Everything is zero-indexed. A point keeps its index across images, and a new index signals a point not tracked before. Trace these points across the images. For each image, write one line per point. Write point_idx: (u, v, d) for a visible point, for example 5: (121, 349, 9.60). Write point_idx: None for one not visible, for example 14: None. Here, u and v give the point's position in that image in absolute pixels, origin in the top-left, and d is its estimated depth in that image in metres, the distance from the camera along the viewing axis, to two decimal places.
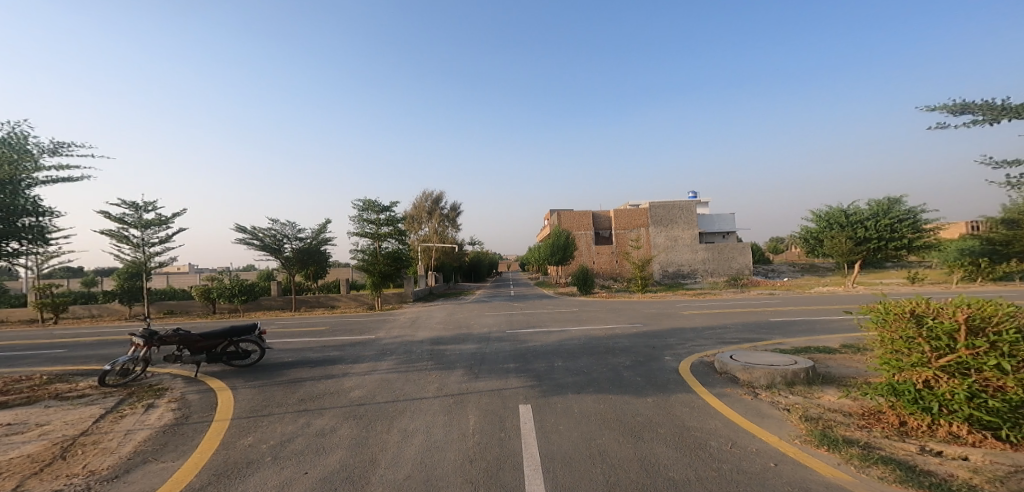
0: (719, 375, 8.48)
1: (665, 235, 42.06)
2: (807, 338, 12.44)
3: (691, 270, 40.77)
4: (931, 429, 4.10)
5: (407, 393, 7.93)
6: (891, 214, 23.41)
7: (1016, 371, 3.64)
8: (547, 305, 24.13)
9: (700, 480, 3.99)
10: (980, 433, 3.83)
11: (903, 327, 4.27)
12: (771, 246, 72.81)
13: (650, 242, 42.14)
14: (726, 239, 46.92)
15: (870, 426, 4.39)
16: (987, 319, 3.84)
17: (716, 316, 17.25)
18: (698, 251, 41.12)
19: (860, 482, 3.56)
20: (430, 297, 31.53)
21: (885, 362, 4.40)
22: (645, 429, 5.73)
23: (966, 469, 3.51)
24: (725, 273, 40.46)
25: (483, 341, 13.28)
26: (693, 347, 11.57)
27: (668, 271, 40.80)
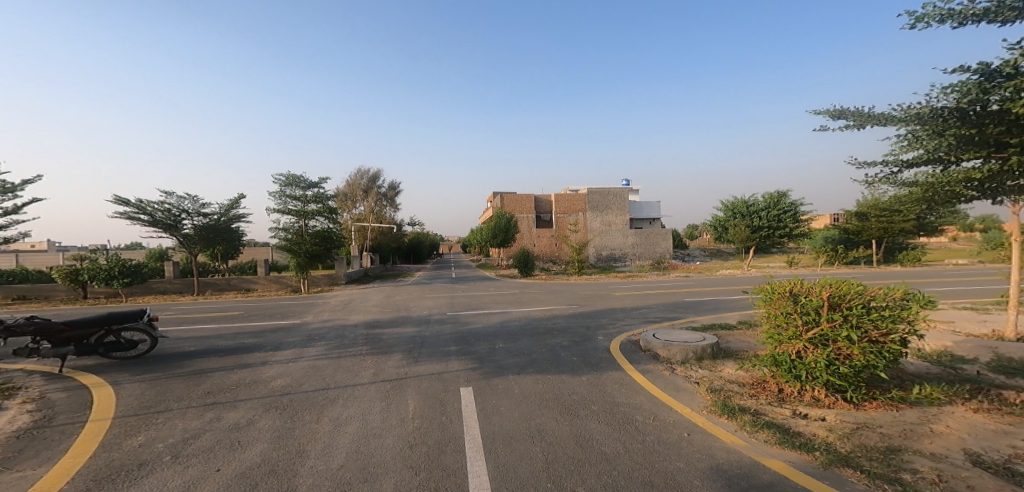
0: (642, 352, 7.37)
1: (601, 219, 42.74)
2: (713, 316, 11.35)
3: (624, 254, 41.47)
4: (800, 395, 4.40)
5: (340, 380, 5.88)
6: (782, 205, 25.24)
7: (860, 341, 4.02)
8: (478, 285, 22.64)
9: (627, 452, 3.63)
10: (834, 396, 4.23)
11: (780, 303, 4.47)
12: (690, 233, 76.41)
13: (587, 227, 42.66)
14: (653, 226, 49.04)
15: (758, 394, 4.58)
16: (843, 296, 4.18)
17: (643, 295, 16.09)
18: (630, 235, 41.88)
19: (751, 446, 3.58)
20: (363, 278, 28.79)
21: (769, 336, 4.55)
22: (580, 405, 4.82)
23: (824, 428, 3.79)
24: (652, 256, 41.53)
25: (427, 320, 11.34)
26: (624, 325, 10.14)
27: (603, 254, 41.57)
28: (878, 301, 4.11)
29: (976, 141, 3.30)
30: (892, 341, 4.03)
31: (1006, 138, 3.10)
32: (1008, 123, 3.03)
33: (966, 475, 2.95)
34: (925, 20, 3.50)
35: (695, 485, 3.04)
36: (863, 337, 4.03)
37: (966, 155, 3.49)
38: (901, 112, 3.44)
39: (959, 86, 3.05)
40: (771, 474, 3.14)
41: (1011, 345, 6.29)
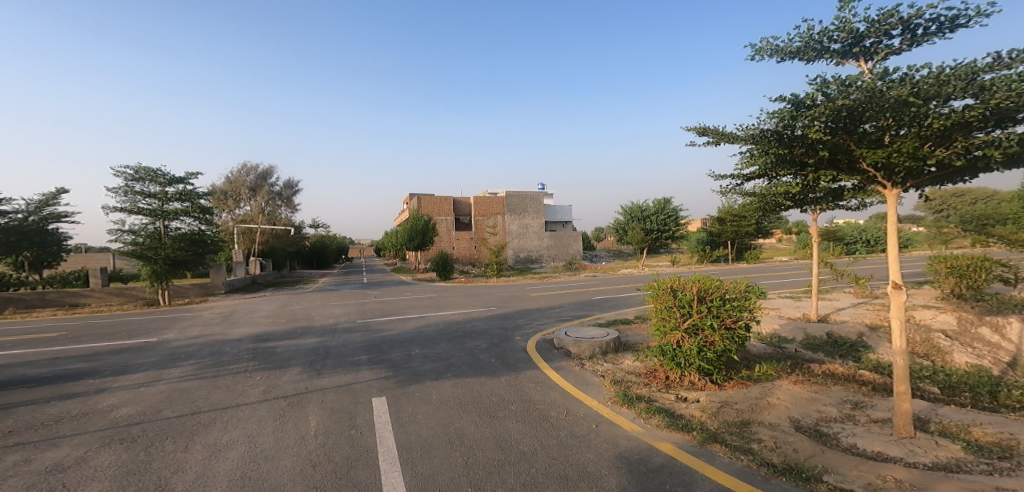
0: (555, 348, 7.12)
1: (518, 223, 41.44)
2: (618, 310, 11.59)
3: (539, 256, 41.36)
4: (681, 380, 5.18)
5: (220, 399, 4.58)
6: (668, 210, 26.39)
7: (719, 328, 4.95)
8: (379, 281, 21.36)
9: (545, 448, 3.65)
10: (704, 380, 5.08)
11: (664, 299, 5.20)
12: (596, 235, 80.16)
13: (505, 229, 41.07)
14: (565, 228, 50.43)
15: (650, 383, 5.23)
16: (707, 291, 5.09)
17: (558, 294, 15.29)
18: (545, 238, 41.79)
19: (644, 431, 3.95)
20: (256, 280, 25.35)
21: (656, 328, 5.25)
22: (500, 405, 4.57)
23: (699, 409, 4.44)
24: (564, 258, 42.20)
25: (339, 317, 9.29)
26: (542, 325, 9.05)
27: (519, 256, 40.98)
28: (730, 293, 5.10)
29: (787, 161, 3.85)
30: (740, 328, 5.04)
31: (806, 158, 3.70)
32: (808, 147, 3.61)
33: (791, 439, 3.67)
34: (757, 51, 3.85)
35: (607, 476, 3.19)
36: (721, 325, 4.97)
37: (784, 173, 4.04)
38: (738, 132, 3.76)
39: (776, 113, 3.37)
40: (663, 457, 3.49)
41: (815, 324, 7.69)
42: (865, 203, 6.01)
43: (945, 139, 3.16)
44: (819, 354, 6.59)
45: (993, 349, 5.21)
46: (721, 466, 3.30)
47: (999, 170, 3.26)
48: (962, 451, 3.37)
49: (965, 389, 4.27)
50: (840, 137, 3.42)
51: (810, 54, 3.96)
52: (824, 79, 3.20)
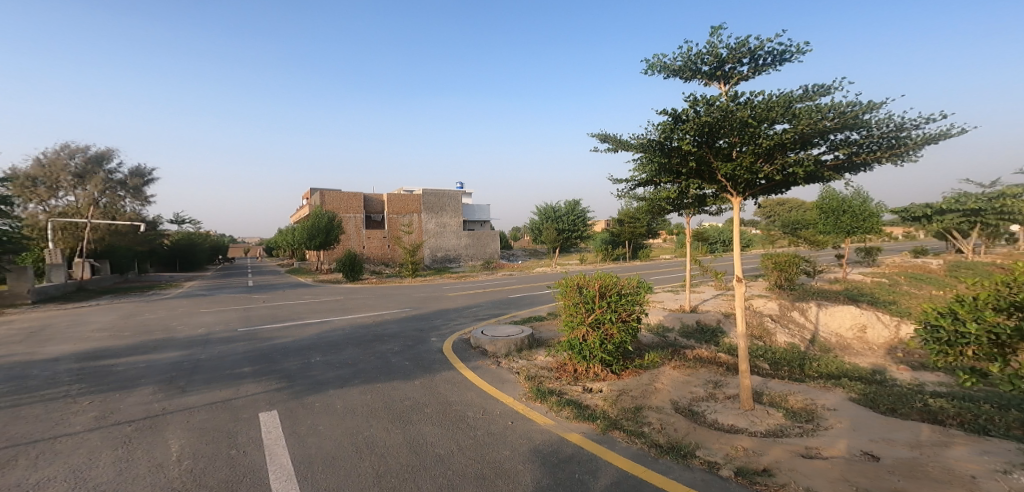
0: (470, 348, 6.30)
1: (437, 221, 38.36)
2: (532, 309, 11.43)
3: (456, 256, 38.82)
4: (587, 372, 5.02)
5: (27, 431, 3.60)
6: (577, 212, 27.66)
7: (617, 321, 4.90)
8: (270, 284, 19.45)
9: (462, 448, 3.18)
10: (606, 371, 4.98)
11: (571, 297, 4.97)
12: (513, 234, 80.61)
13: (421, 228, 37.67)
14: (484, 227, 49.61)
15: (562, 377, 4.97)
16: (606, 286, 5.01)
17: (476, 294, 14.77)
18: (463, 237, 39.31)
19: (556, 424, 3.66)
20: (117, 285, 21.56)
21: (563, 324, 5.03)
22: (412, 409, 3.89)
23: (603, 399, 4.29)
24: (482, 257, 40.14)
25: (209, 328, 8.15)
26: (459, 325, 8.25)
27: (436, 257, 37.87)
28: (624, 288, 5.10)
29: (666, 170, 4.05)
30: (634, 320, 5.06)
31: (680, 168, 3.92)
32: (682, 158, 3.84)
33: (672, 420, 3.73)
34: (650, 69, 4.07)
35: (527, 472, 2.85)
36: (619, 318, 4.92)
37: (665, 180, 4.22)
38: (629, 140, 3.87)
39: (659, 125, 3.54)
40: (573, 446, 3.25)
41: (689, 314, 8.60)
42: (722, 208, 6.70)
43: (769, 156, 3.59)
44: (691, 340, 7.40)
45: (801, 328, 6.26)
46: (621, 451, 3.14)
47: (808, 186, 3.79)
48: (783, 417, 3.79)
49: (781, 363, 5.07)
50: (703, 152, 3.72)
51: (688, 74, 4.21)
52: (698, 94, 3.40)
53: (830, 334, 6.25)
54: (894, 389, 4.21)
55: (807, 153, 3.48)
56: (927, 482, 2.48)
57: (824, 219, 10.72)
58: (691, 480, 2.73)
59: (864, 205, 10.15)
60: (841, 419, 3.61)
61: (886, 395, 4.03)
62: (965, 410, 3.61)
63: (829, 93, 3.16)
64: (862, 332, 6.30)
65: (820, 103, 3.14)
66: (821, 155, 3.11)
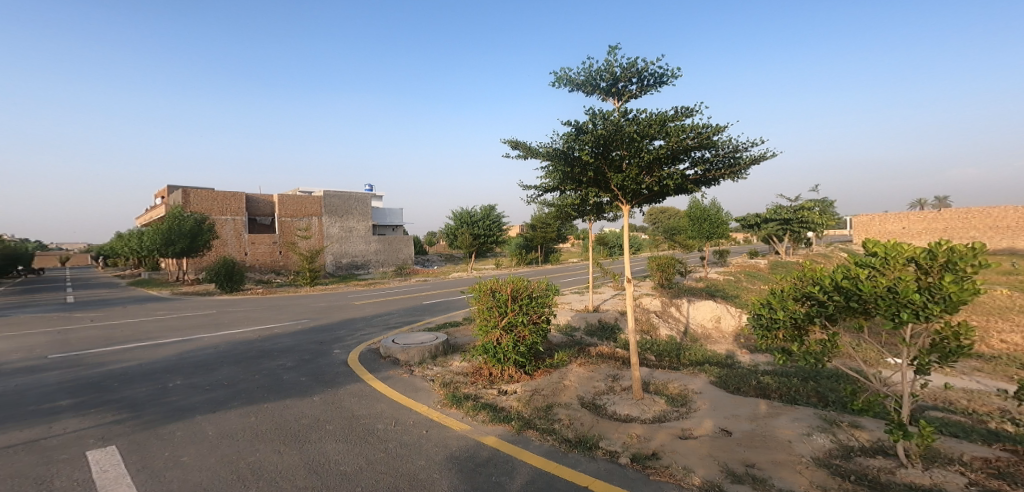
0: (380, 358, 6.03)
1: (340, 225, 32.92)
2: (447, 315, 11.29)
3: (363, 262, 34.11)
4: (503, 375, 5.09)
5: None
6: (491, 217, 27.90)
7: (529, 323, 5.06)
8: (115, 298, 16.31)
9: (371, 464, 3.03)
10: (520, 372, 5.12)
11: (484, 301, 5.04)
12: (427, 239, 78.05)
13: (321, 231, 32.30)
14: (397, 232, 46.90)
15: (476, 381, 4.99)
16: (518, 290, 5.16)
17: (387, 302, 14.20)
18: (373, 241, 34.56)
19: (472, 429, 3.66)
20: None
21: (478, 329, 5.05)
22: (311, 428, 3.61)
23: (518, 399, 4.39)
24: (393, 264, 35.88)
25: (5, 357, 6.63)
26: (365, 335, 7.89)
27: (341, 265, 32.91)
28: (535, 291, 5.30)
29: (567, 178, 4.28)
30: (545, 322, 5.26)
31: (579, 178, 4.17)
32: (579, 168, 4.09)
33: (579, 415, 3.93)
34: (556, 82, 4.25)
35: (436, 480, 2.81)
36: (531, 320, 5.09)
37: (565, 188, 4.45)
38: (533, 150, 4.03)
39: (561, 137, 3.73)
40: (489, 449, 3.27)
41: (593, 314, 9.17)
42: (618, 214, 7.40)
43: (651, 168, 3.98)
44: (595, 338, 7.89)
45: (677, 321, 7.03)
46: (535, 449, 3.23)
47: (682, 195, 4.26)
48: (664, 403, 4.21)
49: (662, 354, 5.63)
50: (599, 163, 4.01)
51: (589, 88, 4.47)
52: (594, 110, 3.64)
53: (696, 327, 7.06)
54: (738, 370, 4.94)
55: (677, 168, 3.94)
56: (763, 450, 2.93)
57: (691, 225, 12.26)
58: (596, 470, 2.87)
59: (719, 216, 12.17)
60: (705, 402, 4.13)
61: (734, 377, 4.70)
62: (786, 385, 4.37)
63: (694, 115, 3.59)
64: (718, 321, 7.20)
65: (687, 121, 3.56)
66: (685, 170, 3.56)
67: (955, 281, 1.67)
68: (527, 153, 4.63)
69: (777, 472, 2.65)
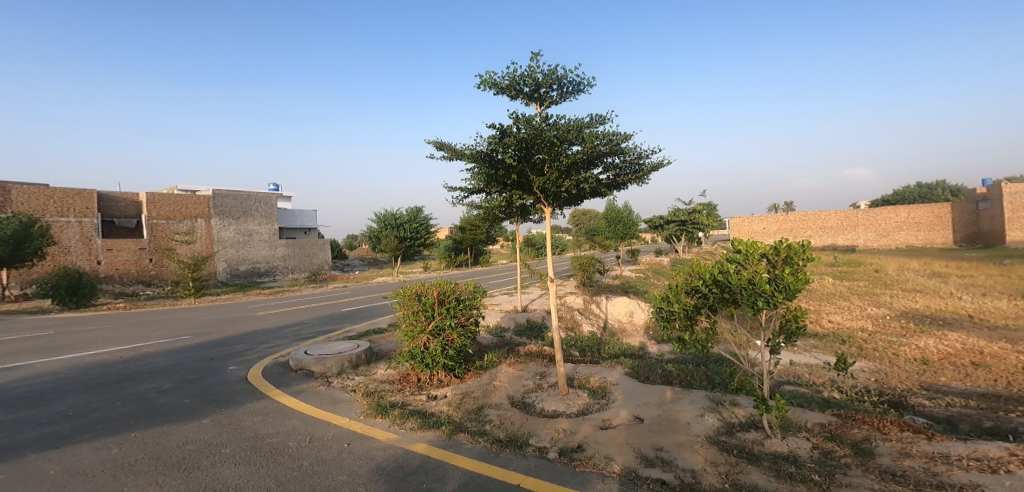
0: (290, 371, 5.61)
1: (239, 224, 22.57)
2: (371, 322, 10.77)
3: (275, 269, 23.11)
4: (431, 380, 5.00)
5: None
6: (418, 220, 27.32)
7: (456, 326, 5.02)
8: None
9: (283, 486, 2.83)
10: (449, 375, 5.07)
11: (410, 305, 4.92)
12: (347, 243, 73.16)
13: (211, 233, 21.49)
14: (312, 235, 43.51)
15: (403, 388, 4.84)
16: (444, 293, 5.11)
17: (299, 311, 13.16)
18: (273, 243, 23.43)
19: (400, 437, 3.56)
20: None
21: (403, 335, 4.91)
22: (203, 455, 3.24)
23: (447, 403, 4.36)
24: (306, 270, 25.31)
25: None
26: (270, 349, 7.26)
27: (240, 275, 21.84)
28: (462, 293, 5.27)
29: (492, 180, 4.33)
30: (472, 324, 5.24)
31: (503, 180, 4.25)
32: (502, 171, 4.17)
33: (510, 414, 3.99)
34: (481, 85, 4.29)
35: None
36: (458, 323, 5.05)
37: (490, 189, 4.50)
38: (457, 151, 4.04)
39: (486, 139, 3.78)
40: (418, 457, 3.20)
41: (522, 314, 9.35)
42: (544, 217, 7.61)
43: (569, 173, 4.16)
44: (523, 338, 8.03)
45: (597, 317, 7.40)
46: (467, 452, 3.22)
47: (599, 198, 4.48)
48: (587, 396, 4.42)
49: (585, 349, 5.92)
50: (523, 166, 4.11)
51: (513, 92, 4.57)
52: (517, 113, 3.73)
53: (613, 322, 7.45)
54: (648, 361, 5.34)
55: (592, 172, 4.17)
56: (669, 433, 3.21)
57: (608, 226, 12.98)
58: (528, 468, 2.93)
59: (630, 217, 13.10)
60: (622, 391, 4.40)
61: (644, 367, 5.08)
62: (687, 372, 4.82)
63: (607, 122, 3.81)
64: (631, 316, 7.63)
65: (601, 128, 3.77)
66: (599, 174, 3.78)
67: (791, 273, 2.31)
68: (453, 154, 4.61)
69: (681, 453, 2.91)
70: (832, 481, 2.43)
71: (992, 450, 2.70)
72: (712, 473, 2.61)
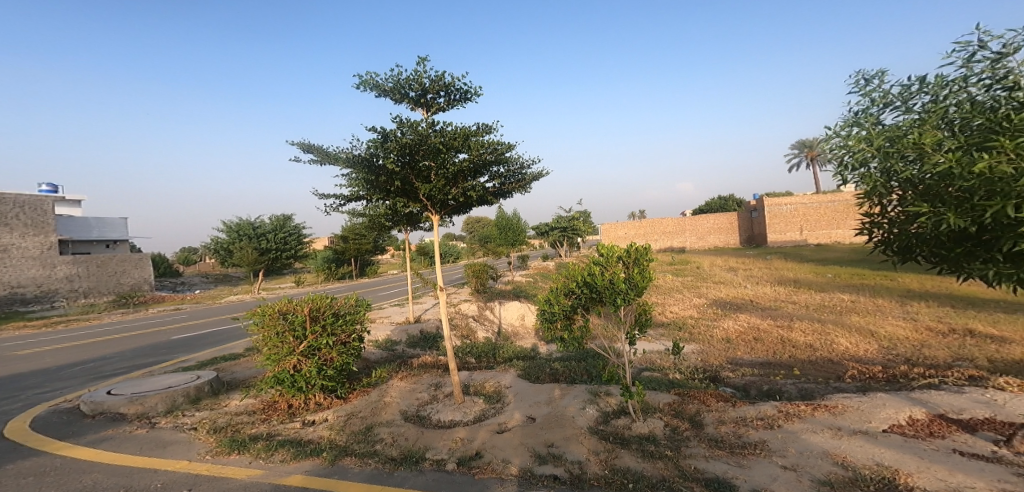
0: (87, 418, 4.21)
1: None
2: (217, 341, 9.23)
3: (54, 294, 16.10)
4: (306, 404, 4.48)
5: None
6: (286, 229, 23.82)
7: (334, 344, 4.55)
8: None
9: None
10: (329, 397, 4.61)
11: (275, 325, 4.32)
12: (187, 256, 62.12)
13: None
14: None
15: (269, 417, 4.25)
16: (318, 309, 4.57)
17: (113, 333, 10.66)
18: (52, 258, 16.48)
19: (268, 472, 3.12)
20: None
21: (267, 358, 4.29)
22: None
23: (327, 428, 3.98)
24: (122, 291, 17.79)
25: None
26: (45, 389, 5.54)
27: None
28: (340, 308, 4.78)
29: (374, 187, 4.15)
30: (353, 341, 4.80)
31: (386, 186, 4.11)
32: (385, 177, 4.03)
33: (403, 430, 3.83)
34: (360, 84, 4.06)
35: None
36: (336, 340, 4.58)
37: (372, 195, 4.29)
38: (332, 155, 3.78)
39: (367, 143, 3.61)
40: (294, 490, 2.87)
41: (413, 325, 9.06)
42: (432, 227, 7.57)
43: (456, 180, 4.19)
44: (417, 349, 7.80)
45: (492, 323, 7.57)
46: (354, 477, 3.00)
47: (485, 205, 4.58)
48: (483, 402, 4.48)
49: (481, 355, 6.00)
50: (407, 173, 4.02)
51: (396, 95, 4.45)
52: (402, 118, 3.63)
53: (508, 326, 7.66)
54: (538, 361, 5.62)
55: (478, 181, 4.27)
56: (557, 429, 3.43)
57: (500, 234, 13.36)
58: (424, 483, 2.86)
59: (519, 224, 13.65)
60: (516, 393, 4.56)
61: (535, 367, 5.35)
62: (571, 368, 5.21)
63: (492, 130, 3.93)
64: (523, 320, 7.94)
65: (486, 136, 3.87)
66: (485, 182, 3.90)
67: (639, 272, 3.01)
68: (328, 159, 4.26)
69: (568, 446, 3.13)
70: (681, 453, 2.86)
71: (769, 409, 3.44)
72: (595, 462, 2.85)
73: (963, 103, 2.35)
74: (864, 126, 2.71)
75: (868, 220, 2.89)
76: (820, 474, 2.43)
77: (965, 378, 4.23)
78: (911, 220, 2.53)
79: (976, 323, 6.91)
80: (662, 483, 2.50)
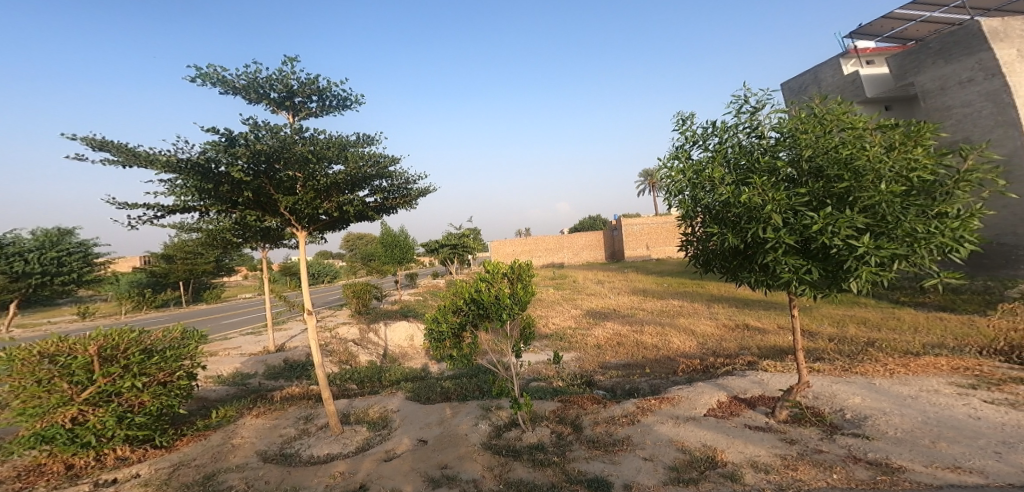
0: None
1: None
2: None
3: None
4: (98, 462, 3.03)
5: None
6: None
7: (149, 384, 3.12)
8: None
9: None
10: (141, 448, 3.22)
11: (36, 370, 2.79)
12: None
13: None
14: None
15: (29, 484, 2.76)
16: (118, 347, 3.06)
17: None
18: None
19: None
20: None
21: (18, 413, 2.75)
22: None
23: (140, 486, 2.79)
24: None
25: None
26: None
27: None
28: (158, 344, 3.31)
29: (213, 196, 3.60)
30: (182, 378, 3.36)
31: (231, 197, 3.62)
32: (230, 185, 3.55)
33: (261, 472, 3.11)
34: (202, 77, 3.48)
35: None
36: (152, 380, 3.14)
37: (212, 207, 3.69)
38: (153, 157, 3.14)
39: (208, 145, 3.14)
40: None
41: (274, 355, 8.02)
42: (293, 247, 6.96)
43: (329, 193, 3.92)
44: (280, 381, 6.98)
45: (377, 345, 7.16)
46: None
47: (359, 221, 4.35)
48: (366, 430, 4.18)
49: (364, 381, 5.63)
50: (262, 182, 3.60)
51: (253, 95, 3.98)
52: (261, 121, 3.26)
53: (395, 347, 7.36)
54: (427, 381, 5.50)
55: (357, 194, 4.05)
56: (450, 450, 3.39)
57: (384, 250, 12.78)
58: None
59: (408, 241, 13.25)
60: (404, 417, 4.38)
61: (424, 387, 5.22)
62: (461, 385, 5.22)
63: (374, 143, 3.79)
64: (411, 340, 7.70)
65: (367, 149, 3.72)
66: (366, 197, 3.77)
67: (522, 288, 3.21)
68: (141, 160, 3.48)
69: (462, 466, 3.13)
70: (565, 458, 3.08)
71: (629, 406, 3.90)
72: (489, 479, 2.89)
73: (735, 146, 2.92)
74: (676, 160, 3.19)
75: (687, 237, 3.41)
76: (670, 460, 2.84)
77: (746, 364, 5.35)
78: (708, 239, 3.08)
79: (751, 318, 8.85)
80: (551, 489, 2.65)
